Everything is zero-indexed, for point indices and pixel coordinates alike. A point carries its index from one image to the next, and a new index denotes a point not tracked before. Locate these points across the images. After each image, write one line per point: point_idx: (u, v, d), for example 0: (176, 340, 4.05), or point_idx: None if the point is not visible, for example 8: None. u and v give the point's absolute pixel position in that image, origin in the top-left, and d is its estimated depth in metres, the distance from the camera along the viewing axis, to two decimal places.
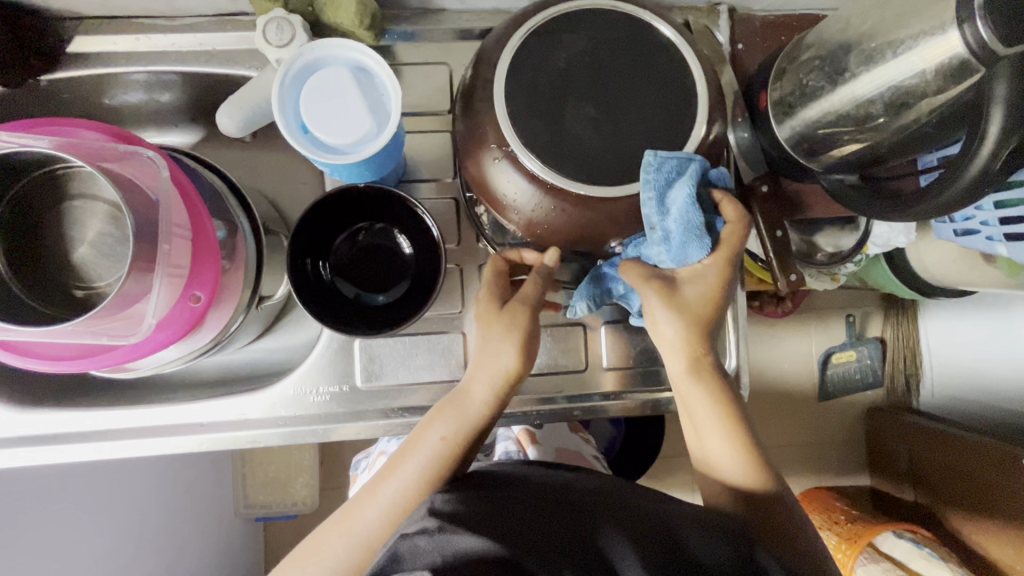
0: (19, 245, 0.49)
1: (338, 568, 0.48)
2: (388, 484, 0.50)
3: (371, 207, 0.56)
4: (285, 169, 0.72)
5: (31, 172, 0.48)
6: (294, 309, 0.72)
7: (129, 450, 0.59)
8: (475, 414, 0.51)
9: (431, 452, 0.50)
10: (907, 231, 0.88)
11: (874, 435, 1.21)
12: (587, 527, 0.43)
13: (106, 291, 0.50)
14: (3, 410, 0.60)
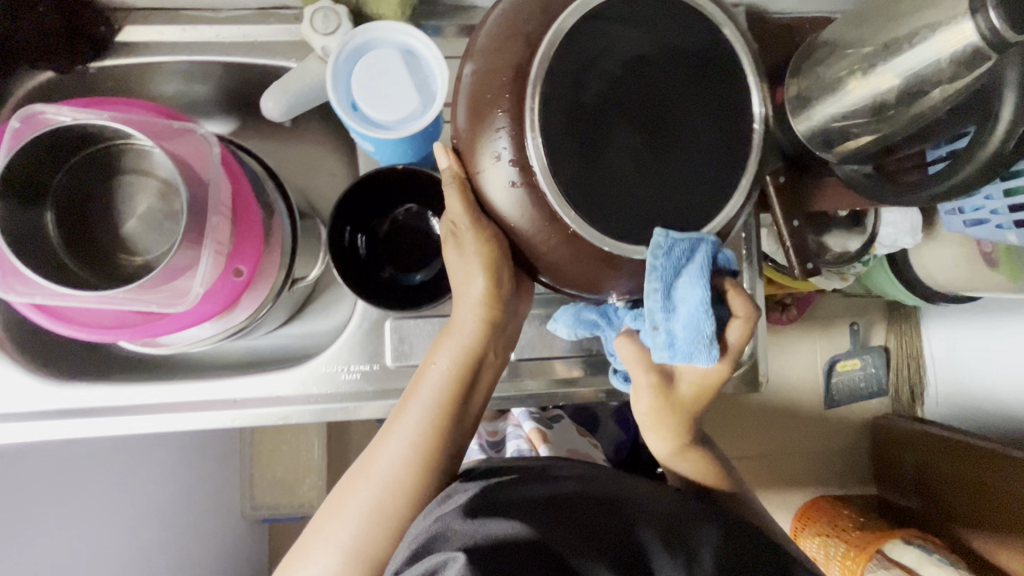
0: (70, 218, 0.51)
1: (364, 520, 0.53)
2: (397, 430, 0.55)
3: (406, 190, 0.58)
4: (315, 161, 0.75)
5: (87, 146, 0.50)
6: (321, 296, 0.75)
7: (155, 425, 0.59)
8: (464, 356, 0.54)
9: (431, 397, 0.55)
10: (913, 232, 0.91)
11: (878, 448, 1.23)
12: (614, 522, 0.45)
13: (153, 263, 0.52)
14: (34, 381, 0.60)
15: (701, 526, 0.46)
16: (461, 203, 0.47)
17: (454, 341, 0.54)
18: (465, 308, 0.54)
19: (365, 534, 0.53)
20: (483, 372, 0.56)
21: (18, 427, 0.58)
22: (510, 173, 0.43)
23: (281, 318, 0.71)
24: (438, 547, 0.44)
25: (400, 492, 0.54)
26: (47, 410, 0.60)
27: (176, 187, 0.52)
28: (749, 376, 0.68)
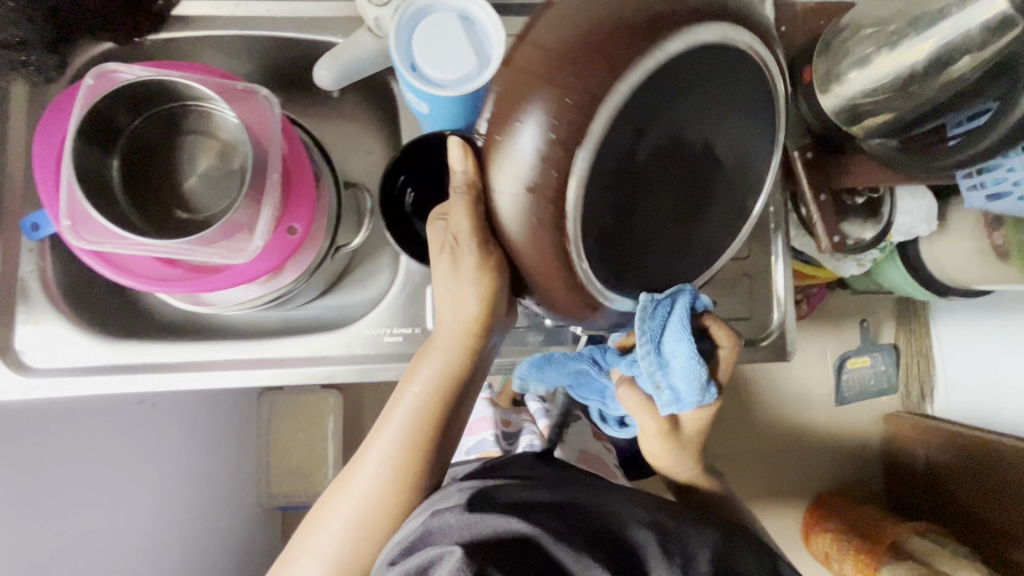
0: (135, 177, 0.53)
1: (343, 534, 0.54)
2: (374, 448, 0.55)
3: (450, 156, 0.59)
4: (351, 140, 0.77)
5: (153, 108, 0.52)
6: (356, 270, 0.77)
7: (201, 381, 0.61)
8: (442, 374, 0.55)
9: (409, 416, 0.55)
10: (930, 221, 0.92)
11: (889, 440, 1.31)
12: (603, 527, 0.50)
13: (213, 220, 0.54)
14: (79, 336, 0.61)
15: (685, 530, 0.51)
16: (468, 217, 0.46)
17: (432, 358, 0.55)
18: (441, 326, 0.54)
19: (343, 546, 0.54)
20: (466, 389, 0.56)
21: (68, 381, 0.59)
22: (522, 210, 0.42)
23: (318, 290, 0.74)
24: (437, 540, 0.46)
25: (383, 507, 0.54)
26: (94, 365, 0.60)
27: (244, 147, 0.54)
28: (777, 348, 0.70)
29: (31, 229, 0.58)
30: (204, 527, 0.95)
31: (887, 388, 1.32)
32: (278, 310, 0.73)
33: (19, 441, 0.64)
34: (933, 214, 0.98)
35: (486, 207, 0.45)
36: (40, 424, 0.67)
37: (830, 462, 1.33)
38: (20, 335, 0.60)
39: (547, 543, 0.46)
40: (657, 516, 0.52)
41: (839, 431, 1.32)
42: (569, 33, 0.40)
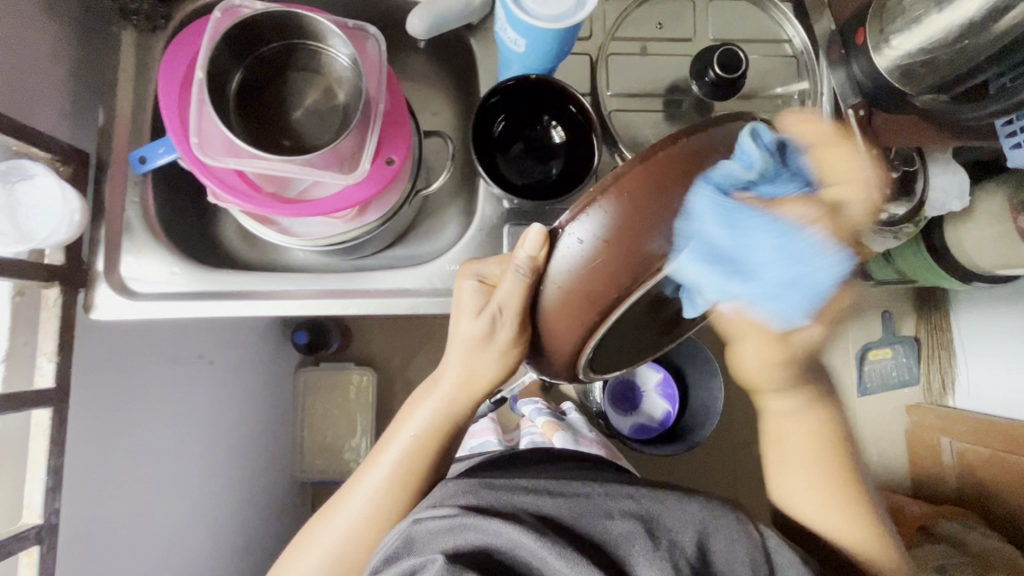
0: (251, 106, 0.58)
1: (346, 536, 0.61)
2: (381, 470, 0.62)
3: (535, 99, 0.64)
4: (417, 97, 0.79)
5: (267, 45, 0.57)
6: (421, 225, 0.80)
7: (295, 306, 0.64)
8: (436, 416, 0.62)
9: (417, 447, 0.62)
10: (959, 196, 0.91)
11: (911, 433, 1.29)
12: (581, 527, 0.55)
13: (320, 145, 0.58)
14: (180, 264, 0.64)
15: (662, 519, 0.55)
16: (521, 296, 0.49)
17: (432, 399, 0.63)
18: (447, 376, 0.61)
19: (344, 545, 0.61)
20: (455, 433, 0.64)
21: (161, 305, 0.62)
22: (562, 306, 0.44)
23: (387, 241, 0.75)
24: (424, 547, 0.53)
25: (381, 516, 0.61)
26: (189, 292, 0.64)
27: (355, 80, 0.58)
28: None
29: (139, 162, 0.62)
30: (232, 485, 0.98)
31: (909, 379, 1.31)
32: (356, 259, 0.75)
33: (104, 370, 0.68)
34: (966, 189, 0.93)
35: (536, 290, 0.48)
36: (121, 358, 0.71)
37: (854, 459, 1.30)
38: (125, 262, 0.63)
39: (521, 546, 0.52)
40: (641, 499, 0.57)
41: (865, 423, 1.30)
42: (671, 160, 0.40)
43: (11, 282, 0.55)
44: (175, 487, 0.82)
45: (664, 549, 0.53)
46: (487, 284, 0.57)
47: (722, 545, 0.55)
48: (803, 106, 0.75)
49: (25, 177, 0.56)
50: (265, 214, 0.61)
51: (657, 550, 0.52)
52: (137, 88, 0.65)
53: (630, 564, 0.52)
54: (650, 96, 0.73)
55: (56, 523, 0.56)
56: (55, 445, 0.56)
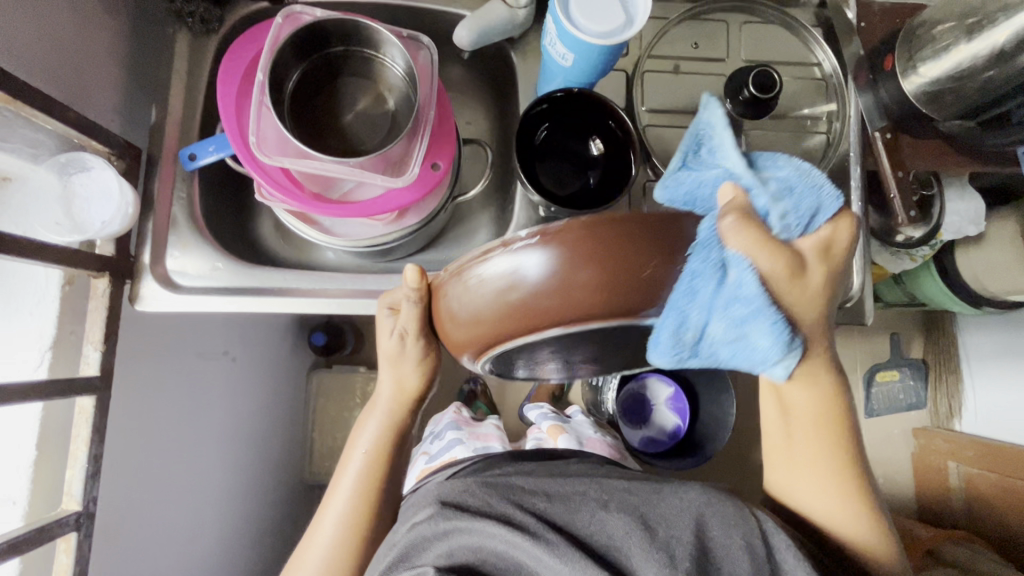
0: (304, 109, 0.61)
1: (328, 556, 0.57)
2: (342, 484, 0.59)
3: (578, 110, 0.66)
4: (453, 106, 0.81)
5: (323, 51, 0.60)
6: (452, 231, 0.80)
7: (337, 305, 0.66)
8: (385, 430, 0.59)
9: (366, 451, 0.59)
10: (976, 219, 0.92)
11: (917, 458, 1.28)
12: (574, 522, 0.53)
13: (370, 150, 0.61)
14: (225, 262, 0.65)
15: (655, 512, 0.53)
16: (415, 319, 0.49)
17: (376, 414, 0.59)
18: (385, 389, 0.59)
19: (330, 564, 0.57)
20: (405, 444, 0.61)
21: (206, 300, 0.64)
22: (462, 331, 0.41)
23: (419, 246, 0.75)
24: (418, 558, 0.52)
25: (351, 537, 0.58)
26: (231, 286, 0.65)
27: (409, 89, 0.60)
28: (856, 311, 0.74)
29: (188, 159, 0.64)
30: (248, 484, 0.98)
31: (915, 403, 1.30)
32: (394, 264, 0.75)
33: (137, 362, 0.69)
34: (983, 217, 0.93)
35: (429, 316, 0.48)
36: (153, 351, 0.72)
37: None
38: (170, 256, 0.65)
39: (514, 544, 0.51)
40: (637, 491, 0.56)
41: (871, 445, 1.30)
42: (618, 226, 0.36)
43: (61, 270, 0.57)
44: (196, 482, 0.82)
45: (661, 539, 0.51)
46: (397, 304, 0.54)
47: (722, 527, 0.52)
48: (829, 128, 0.77)
49: (82, 169, 0.59)
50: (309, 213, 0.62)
51: (655, 541, 0.50)
52: (187, 87, 0.67)
53: (627, 557, 0.50)
54: (683, 113, 0.75)
55: (93, 512, 0.57)
56: (97, 433, 0.57)
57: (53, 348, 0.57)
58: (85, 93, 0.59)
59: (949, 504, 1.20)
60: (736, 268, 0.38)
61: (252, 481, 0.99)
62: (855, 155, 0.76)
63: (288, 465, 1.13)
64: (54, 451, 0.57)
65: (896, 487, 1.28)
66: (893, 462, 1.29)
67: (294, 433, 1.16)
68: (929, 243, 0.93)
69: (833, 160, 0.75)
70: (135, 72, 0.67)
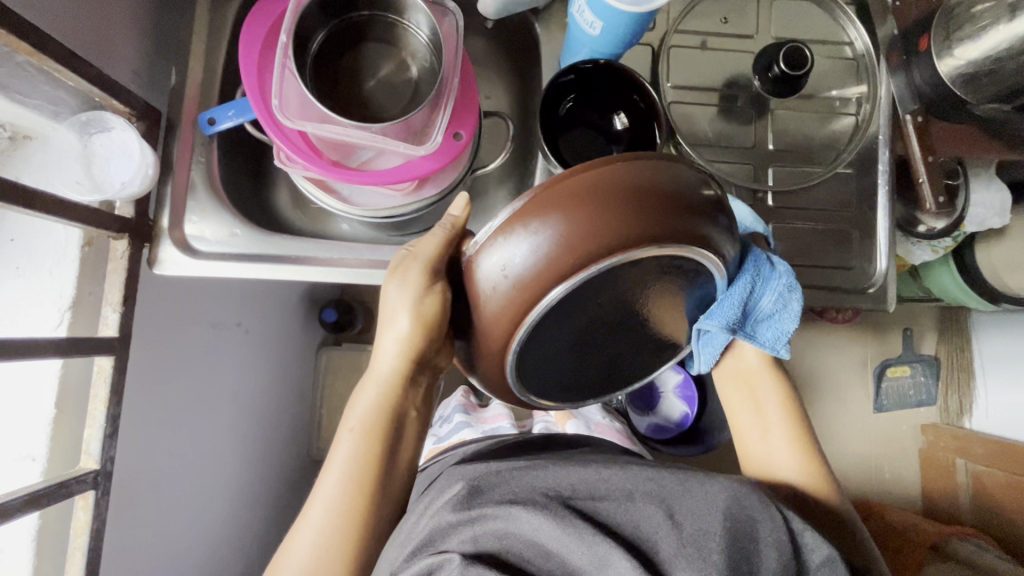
0: (326, 74, 0.60)
1: (319, 534, 0.53)
2: (332, 456, 0.56)
3: (602, 82, 0.65)
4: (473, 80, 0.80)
5: (347, 15, 0.59)
6: (469, 206, 0.79)
7: (354, 275, 0.65)
8: (378, 408, 0.56)
9: (364, 410, 0.56)
10: (1000, 213, 0.90)
11: (925, 455, 1.26)
12: (599, 510, 0.53)
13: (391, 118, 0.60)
14: (244, 228, 0.65)
15: (681, 502, 0.53)
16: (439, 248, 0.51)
17: (375, 382, 0.57)
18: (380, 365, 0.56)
19: (321, 543, 0.52)
20: (401, 432, 0.58)
21: (223, 265, 0.63)
22: (501, 298, 0.42)
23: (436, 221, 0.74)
24: (441, 544, 0.52)
25: (342, 531, 0.53)
26: (248, 253, 0.64)
27: (432, 57, 0.60)
28: (878, 298, 0.73)
29: (208, 123, 0.63)
30: (258, 455, 0.99)
31: (926, 400, 1.28)
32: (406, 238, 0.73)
33: (153, 327, 0.69)
34: (1008, 207, 0.91)
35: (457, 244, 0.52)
36: (168, 319, 0.72)
37: (866, 478, 1.26)
38: (188, 221, 0.64)
39: (540, 532, 0.51)
40: (660, 480, 0.55)
41: (880, 439, 1.27)
42: (634, 189, 0.39)
43: (82, 230, 0.57)
44: (210, 448, 0.83)
45: (687, 532, 0.50)
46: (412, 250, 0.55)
47: (750, 523, 0.51)
48: (859, 111, 0.76)
49: (103, 129, 0.58)
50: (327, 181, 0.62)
51: (682, 536, 0.50)
52: (208, 52, 0.67)
53: (654, 549, 0.50)
54: (709, 91, 0.74)
55: (110, 471, 0.57)
56: (114, 394, 0.57)
57: (73, 308, 0.57)
58: (107, 53, 0.58)
59: (958, 501, 1.18)
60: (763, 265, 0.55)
61: (262, 453, 1.00)
62: (884, 138, 0.74)
63: (296, 440, 1.13)
64: (73, 408, 0.57)
65: (902, 483, 1.26)
66: (900, 458, 1.27)
67: (303, 408, 1.16)
68: (951, 235, 0.91)
69: (860, 143, 0.74)
70: (157, 34, 0.66)
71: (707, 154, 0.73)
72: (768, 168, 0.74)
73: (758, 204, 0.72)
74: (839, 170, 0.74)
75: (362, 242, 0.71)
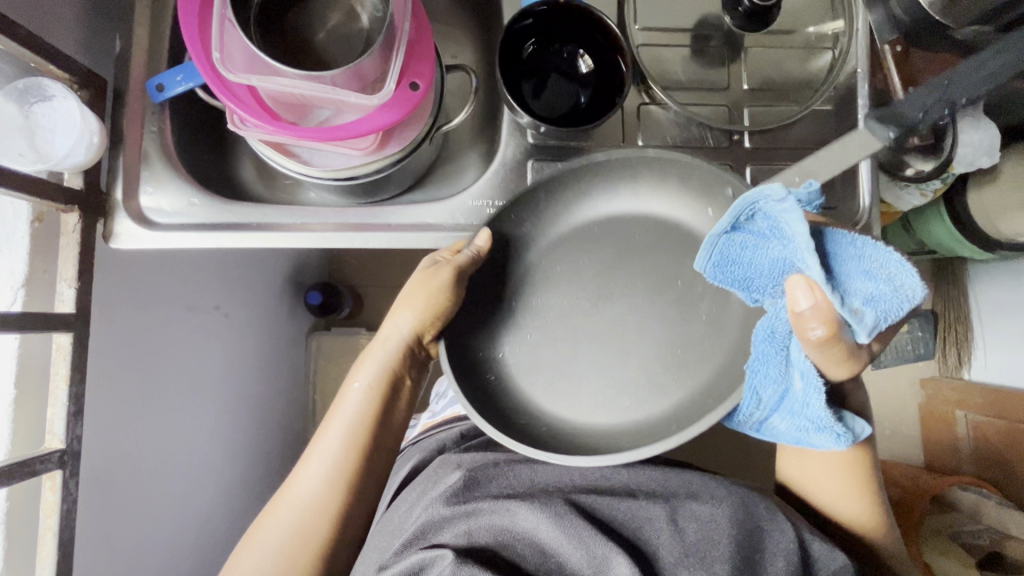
0: (272, 28, 0.58)
1: (312, 501, 0.56)
2: (328, 436, 0.59)
3: (564, 24, 0.62)
4: (438, 39, 0.77)
5: None
6: (441, 168, 0.76)
7: (319, 238, 0.63)
8: (384, 370, 0.62)
9: (369, 384, 0.62)
10: (991, 152, 0.87)
11: (926, 410, 1.25)
12: (600, 505, 0.52)
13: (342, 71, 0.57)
14: (206, 200, 0.63)
15: (680, 503, 0.52)
16: (470, 264, 0.60)
17: (375, 361, 0.63)
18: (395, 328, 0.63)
19: (309, 515, 0.56)
20: (399, 391, 0.64)
21: (181, 236, 0.61)
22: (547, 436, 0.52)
23: (406, 184, 0.71)
24: (434, 537, 0.50)
25: (335, 486, 0.57)
26: (206, 222, 0.62)
27: (382, 3, 0.57)
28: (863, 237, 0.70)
29: (157, 90, 0.61)
30: (247, 440, 0.97)
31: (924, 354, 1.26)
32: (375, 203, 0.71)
33: (118, 308, 0.67)
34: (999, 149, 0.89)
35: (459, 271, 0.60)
36: (135, 299, 0.70)
37: None
38: (144, 192, 0.62)
39: (540, 529, 0.49)
40: (665, 484, 0.55)
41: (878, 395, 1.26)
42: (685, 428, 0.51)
43: (30, 204, 0.54)
44: (193, 431, 0.82)
45: (690, 539, 0.49)
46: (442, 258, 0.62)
47: (755, 532, 0.50)
48: (836, 44, 0.72)
49: (43, 97, 0.56)
50: (282, 142, 0.59)
51: (684, 543, 0.49)
52: (154, 16, 0.64)
53: (652, 550, 0.49)
54: (679, 32, 0.71)
55: (78, 450, 0.56)
56: (76, 371, 0.56)
57: (26, 284, 0.54)
58: (43, 17, 0.56)
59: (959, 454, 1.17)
60: (801, 382, 0.43)
61: (252, 439, 0.99)
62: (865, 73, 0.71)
63: (288, 426, 1.12)
64: (36, 389, 0.56)
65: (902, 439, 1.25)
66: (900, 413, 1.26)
67: (294, 392, 1.15)
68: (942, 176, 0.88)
69: (840, 77, 0.70)
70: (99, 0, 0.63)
71: (681, 99, 0.70)
72: (744, 110, 0.71)
73: (736, 146, 0.70)
74: (818, 108, 0.71)
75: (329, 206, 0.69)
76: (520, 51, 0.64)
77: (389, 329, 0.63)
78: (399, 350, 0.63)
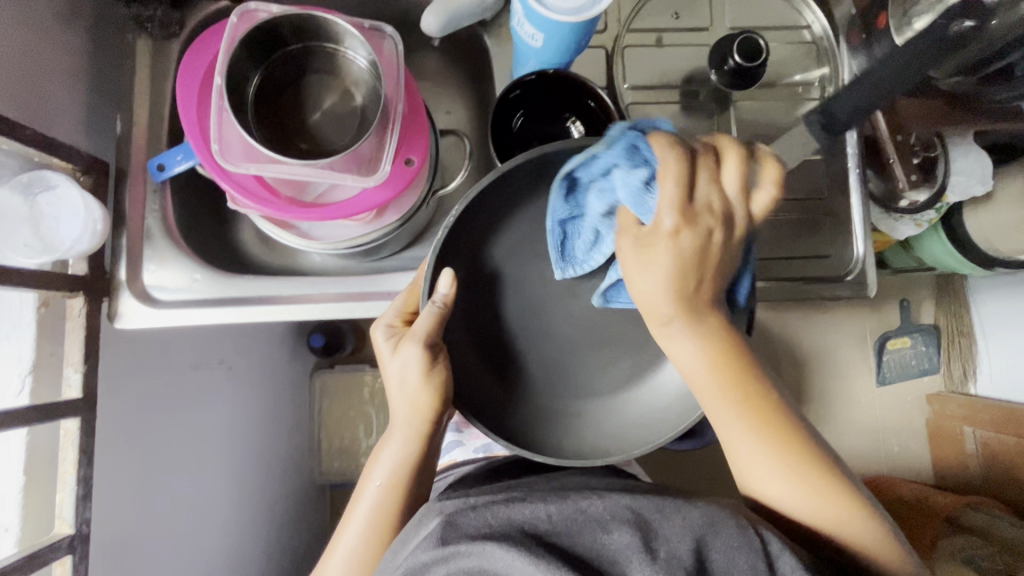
0: (270, 115, 0.60)
1: None
2: (345, 537, 0.56)
3: (555, 91, 0.64)
4: (429, 95, 0.78)
5: (283, 49, 0.59)
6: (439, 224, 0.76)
7: (324, 311, 0.64)
8: (401, 462, 0.57)
9: (384, 474, 0.57)
10: (983, 178, 0.83)
11: (932, 425, 1.21)
12: (578, 541, 0.46)
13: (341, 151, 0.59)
14: (209, 276, 0.64)
15: (663, 530, 0.46)
16: (431, 330, 0.54)
17: (390, 450, 0.57)
18: (402, 415, 0.56)
19: None
20: (423, 477, 0.58)
21: (184, 314, 0.63)
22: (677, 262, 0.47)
23: (404, 245, 0.71)
24: None
25: None
26: (210, 297, 0.64)
27: (375, 82, 0.59)
28: (858, 279, 0.71)
29: (157, 170, 0.62)
30: (253, 490, 0.97)
31: (929, 369, 1.22)
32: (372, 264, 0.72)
33: (122, 380, 0.68)
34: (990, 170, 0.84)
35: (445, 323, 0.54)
36: (137, 370, 0.70)
37: (875, 455, 1.22)
38: (147, 270, 0.64)
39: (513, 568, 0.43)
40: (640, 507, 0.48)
41: (885, 413, 1.22)
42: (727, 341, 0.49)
43: (36, 293, 0.56)
44: (199, 489, 0.82)
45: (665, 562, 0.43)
46: (395, 325, 0.59)
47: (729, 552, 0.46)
48: (823, 93, 0.73)
49: (47, 188, 0.57)
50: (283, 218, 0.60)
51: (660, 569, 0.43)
52: (153, 97, 0.66)
53: None
54: (669, 88, 0.72)
55: (87, 533, 0.56)
56: (84, 454, 0.56)
57: (33, 372, 0.55)
58: (50, 113, 0.57)
59: (969, 472, 1.14)
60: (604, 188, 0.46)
61: (258, 489, 0.98)
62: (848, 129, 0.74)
63: (294, 470, 1.11)
64: (43, 474, 0.56)
65: (912, 457, 1.22)
66: (909, 430, 1.22)
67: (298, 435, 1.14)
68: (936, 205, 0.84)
69: None
70: (98, 86, 0.65)
71: None
72: None
73: None
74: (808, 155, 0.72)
75: (330, 272, 0.70)
76: (512, 118, 0.65)
77: (394, 408, 0.57)
78: (415, 436, 0.57)
